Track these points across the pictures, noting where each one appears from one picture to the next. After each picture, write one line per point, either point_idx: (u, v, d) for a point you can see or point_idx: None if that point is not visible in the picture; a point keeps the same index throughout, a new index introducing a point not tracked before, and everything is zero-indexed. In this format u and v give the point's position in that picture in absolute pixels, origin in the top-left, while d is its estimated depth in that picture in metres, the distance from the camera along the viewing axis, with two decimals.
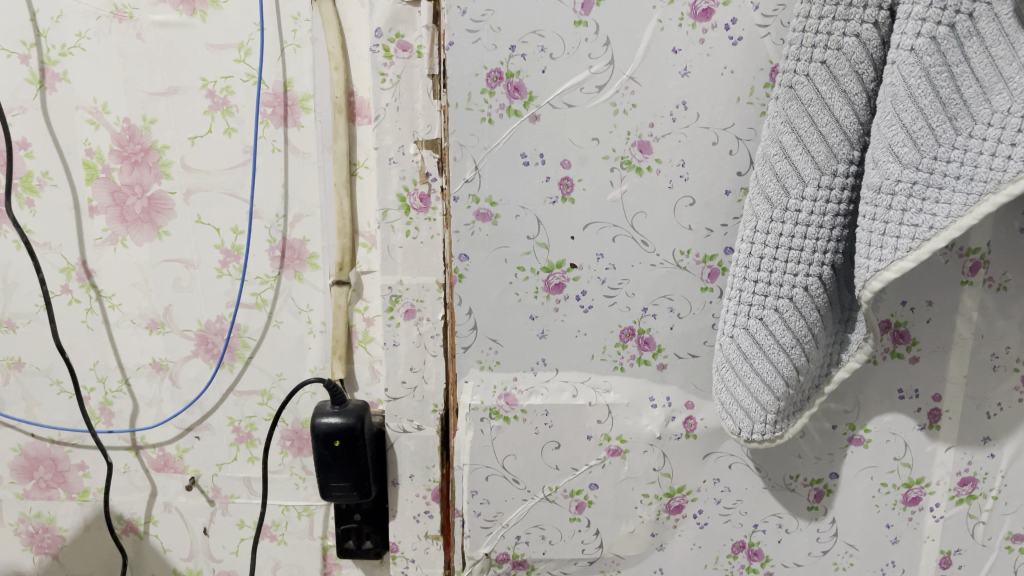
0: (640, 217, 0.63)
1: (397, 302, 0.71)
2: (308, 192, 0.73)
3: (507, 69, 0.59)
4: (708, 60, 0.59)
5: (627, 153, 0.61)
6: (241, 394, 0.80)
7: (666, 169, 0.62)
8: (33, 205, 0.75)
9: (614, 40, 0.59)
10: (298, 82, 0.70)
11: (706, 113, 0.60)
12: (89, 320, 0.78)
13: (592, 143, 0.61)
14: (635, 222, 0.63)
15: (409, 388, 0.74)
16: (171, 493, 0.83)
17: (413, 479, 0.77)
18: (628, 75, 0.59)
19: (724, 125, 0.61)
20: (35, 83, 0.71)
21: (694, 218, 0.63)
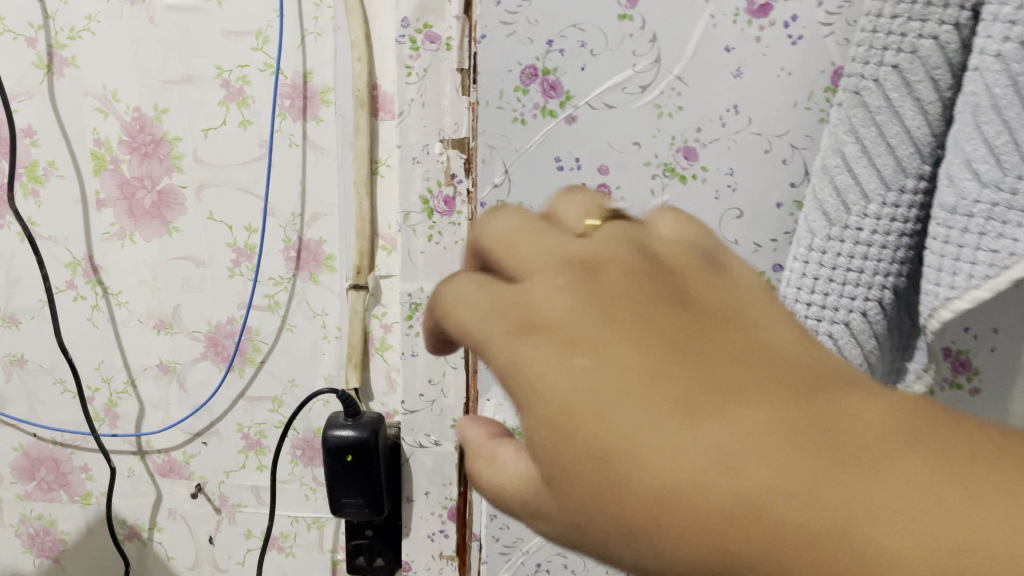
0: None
1: (417, 311, 0.68)
2: (326, 190, 0.69)
3: (543, 66, 0.54)
4: (763, 61, 0.53)
5: (670, 159, 0.56)
6: (251, 399, 0.76)
7: (713, 178, 0.56)
8: (38, 196, 0.71)
9: (661, 36, 0.53)
10: (318, 74, 0.66)
11: (758, 118, 0.55)
12: (95, 318, 0.74)
13: (632, 148, 0.56)
14: None
15: (427, 401, 0.70)
16: (176, 500, 0.80)
17: (428, 496, 0.73)
18: (675, 75, 0.54)
19: (778, 132, 0.55)
20: (43, 67, 0.67)
21: (742, 231, 0.57)
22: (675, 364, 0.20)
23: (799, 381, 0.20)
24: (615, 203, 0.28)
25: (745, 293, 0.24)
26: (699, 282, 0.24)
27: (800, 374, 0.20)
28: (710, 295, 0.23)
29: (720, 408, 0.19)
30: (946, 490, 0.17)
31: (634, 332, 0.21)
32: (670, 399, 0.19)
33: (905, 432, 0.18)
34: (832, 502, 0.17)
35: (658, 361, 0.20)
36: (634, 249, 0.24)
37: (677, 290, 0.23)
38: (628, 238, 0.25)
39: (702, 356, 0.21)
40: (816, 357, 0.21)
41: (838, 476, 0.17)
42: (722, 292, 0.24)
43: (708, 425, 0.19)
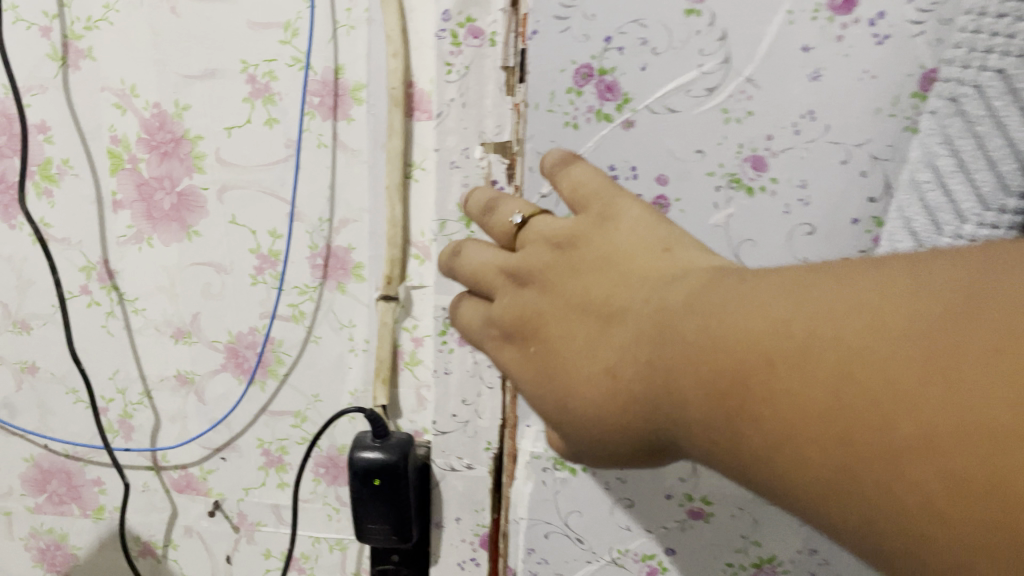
0: (747, 245, 0.53)
1: (452, 326, 0.63)
2: (356, 194, 0.64)
3: (599, 65, 0.49)
4: (846, 63, 0.47)
5: (737, 170, 0.51)
6: (273, 414, 0.71)
7: (783, 190, 0.51)
8: (52, 195, 0.67)
9: (733, 33, 0.48)
10: (350, 69, 0.61)
11: (837, 124, 0.48)
12: (110, 325, 0.70)
13: (695, 156, 0.51)
14: (742, 252, 0.53)
15: (460, 423, 0.65)
16: (192, 517, 0.76)
17: (459, 522, 0.69)
18: (746, 77, 0.48)
19: (858, 140, 0.48)
20: (58, 60, 0.63)
21: (814, 249, 0.52)
22: (589, 319, 0.31)
23: (677, 323, 0.26)
24: (517, 215, 0.38)
25: (631, 244, 0.32)
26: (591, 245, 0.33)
27: (688, 320, 0.26)
28: (610, 254, 0.32)
29: (622, 341, 0.29)
30: (868, 338, 0.21)
31: (581, 313, 0.31)
32: (604, 358, 0.29)
33: (764, 346, 0.23)
34: (742, 417, 0.23)
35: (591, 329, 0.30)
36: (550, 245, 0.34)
37: (586, 261, 0.32)
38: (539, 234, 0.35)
39: (624, 313, 0.29)
40: (690, 290, 0.27)
41: (815, 412, 0.21)
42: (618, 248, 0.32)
43: (630, 374, 0.28)
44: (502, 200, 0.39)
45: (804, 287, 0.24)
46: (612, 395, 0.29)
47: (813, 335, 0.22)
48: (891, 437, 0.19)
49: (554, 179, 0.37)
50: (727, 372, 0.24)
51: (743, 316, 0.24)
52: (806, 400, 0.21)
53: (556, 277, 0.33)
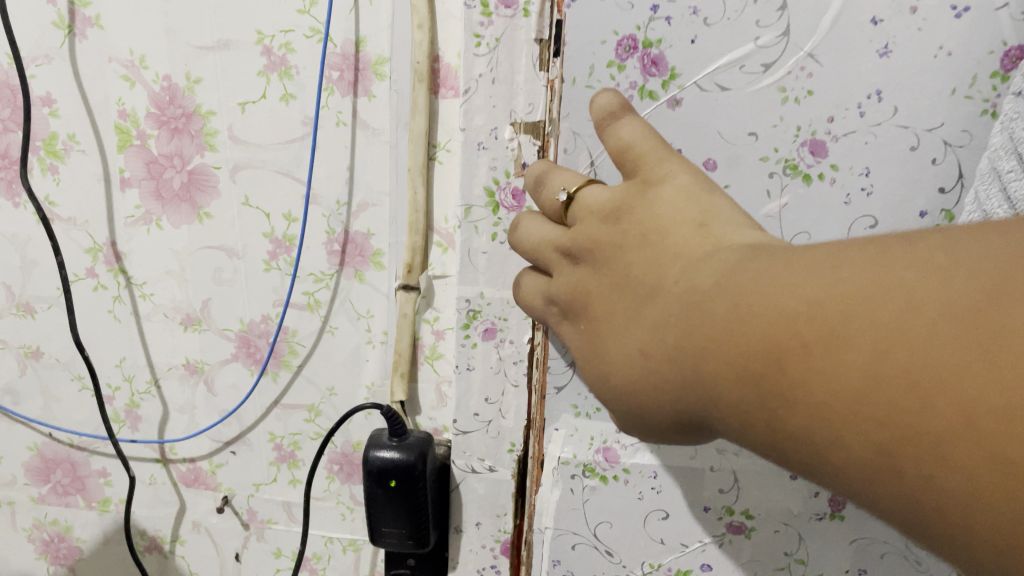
0: (802, 238, 0.47)
1: (475, 320, 0.58)
2: (377, 176, 0.60)
3: (644, 37, 0.44)
4: (917, 36, 0.41)
5: (794, 156, 0.45)
6: (286, 407, 0.68)
7: (844, 179, 0.45)
8: (57, 172, 0.63)
9: (794, 4, 0.42)
10: (372, 42, 0.57)
11: (908, 105, 0.43)
12: (116, 310, 0.67)
13: (747, 140, 0.46)
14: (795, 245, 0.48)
15: (482, 422, 0.61)
16: (200, 512, 0.73)
17: (479, 527, 0.65)
18: (806, 52, 0.43)
19: (930, 124, 0.43)
20: (63, 27, 0.59)
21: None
22: (625, 297, 0.28)
23: (709, 303, 0.24)
24: (563, 190, 0.34)
25: (667, 209, 0.28)
26: (628, 217, 0.29)
27: (720, 299, 0.23)
28: (650, 225, 0.28)
29: (650, 323, 0.26)
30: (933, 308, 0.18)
31: (616, 292, 0.29)
32: (637, 339, 0.27)
33: (799, 328, 0.21)
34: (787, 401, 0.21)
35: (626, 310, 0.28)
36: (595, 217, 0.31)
37: (627, 233, 0.29)
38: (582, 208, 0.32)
39: (657, 289, 0.27)
40: (727, 265, 0.24)
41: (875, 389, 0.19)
42: (651, 215, 0.28)
43: (661, 359, 0.25)
44: (556, 171, 0.35)
45: (859, 262, 0.20)
46: (643, 380, 0.26)
47: (857, 318, 0.20)
48: (951, 436, 0.17)
49: (601, 135, 0.32)
50: (766, 359, 0.21)
51: (780, 294, 0.22)
52: (854, 392, 0.19)
53: (603, 253, 0.30)
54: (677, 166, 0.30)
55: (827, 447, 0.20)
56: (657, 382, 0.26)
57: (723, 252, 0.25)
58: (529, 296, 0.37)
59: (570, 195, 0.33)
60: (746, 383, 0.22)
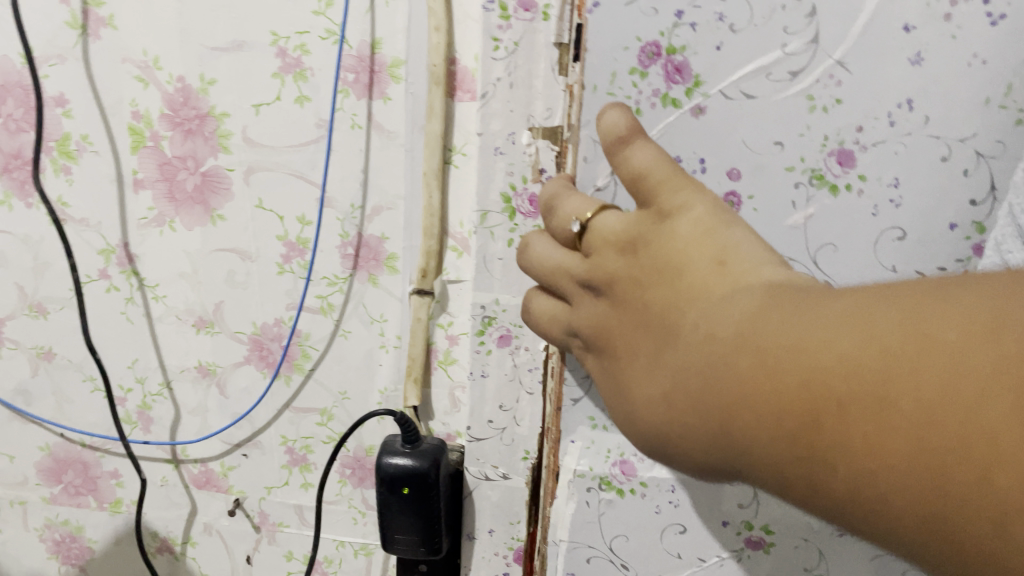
0: (827, 250, 0.45)
1: (490, 326, 0.58)
2: (392, 180, 0.60)
3: (668, 44, 0.42)
4: (950, 44, 0.40)
5: (820, 166, 0.43)
6: (298, 411, 0.67)
7: (872, 190, 0.43)
8: (69, 173, 0.63)
9: (823, 10, 0.40)
10: (388, 44, 0.56)
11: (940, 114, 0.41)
12: (129, 312, 0.66)
13: (774, 149, 0.43)
14: (820, 257, 0.46)
15: (497, 429, 0.61)
16: (212, 514, 0.72)
17: (492, 534, 0.64)
18: (836, 60, 0.41)
19: (962, 134, 0.41)
20: (77, 28, 0.59)
21: (902, 257, 0.45)
22: (647, 337, 0.28)
23: (734, 353, 0.24)
24: (576, 220, 0.34)
25: (686, 245, 0.28)
26: (646, 253, 0.29)
27: (745, 354, 0.23)
28: (672, 260, 0.28)
29: (674, 369, 0.26)
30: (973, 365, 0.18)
31: (639, 331, 0.29)
32: (660, 383, 0.27)
33: (832, 388, 0.20)
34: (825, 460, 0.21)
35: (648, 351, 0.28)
36: (613, 248, 0.31)
37: (647, 270, 0.29)
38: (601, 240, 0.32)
39: (677, 331, 0.27)
40: (746, 309, 0.24)
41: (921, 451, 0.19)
42: (670, 252, 0.28)
43: (684, 408, 0.25)
44: (567, 196, 0.36)
45: (885, 316, 0.20)
46: (666, 426, 0.26)
47: (890, 376, 0.19)
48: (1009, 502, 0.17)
49: (612, 161, 0.32)
50: (800, 418, 0.21)
51: (807, 348, 0.21)
52: (896, 454, 0.19)
53: (624, 289, 0.30)
54: (694, 194, 0.30)
55: (869, 505, 0.20)
56: (680, 429, 0.26)
57: (744, 295, 0.25)
58: (548, 322, 0.38)
59: (584, 225, 0.33)
60: (776, 440, 0.22)
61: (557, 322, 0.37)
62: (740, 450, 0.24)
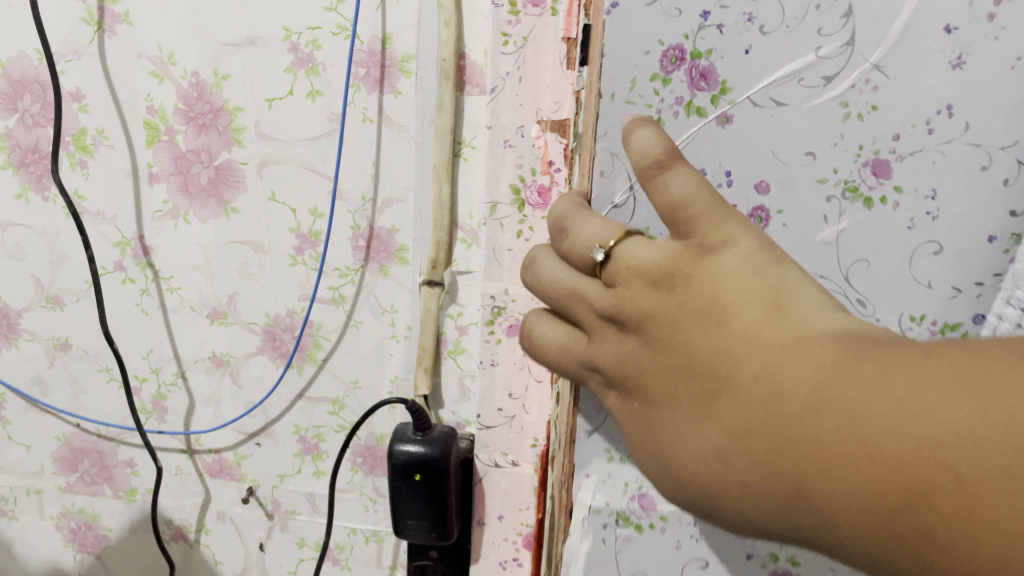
0: None
1: (500, 316, 0.59)
2: (402, 173, 0.61)
3: (692, 47, 0.35)
4: (993, 48, 0.33)
5: (855, 176, 0.36)
6: (310, 400, 0.69)
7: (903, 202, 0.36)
8: (86, 167, 0.64)
9: (861, 8, 0.34)
10: (398, 39, 0.57)
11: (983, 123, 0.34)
12: (144, 304, 0.68)
13: (803, 160, 0.36)
14: None
15: (506, 417, 0.62)
16: (225, 502, 0.73)
17: (501, 521, 0.65)
18: (872, 63, 0.34)
19: (1003, 141, 0.34)
20: (93, 24, 0.60)
21: (938, 271, 0.37)
22: (692, 383, 0.26)
23: (806, 413, 0.22)
24: (599, 248, 0.30)
25: (735, 281, 0.26)
26: (687, 293, 0.26)
27: (820, 411, 0.22)
28: (720, 302, 0.25)
29: (731, 425, 0.24)
30: None
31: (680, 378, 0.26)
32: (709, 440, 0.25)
33: (925, 461, 0.20)
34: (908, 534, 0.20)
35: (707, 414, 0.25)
36: (642, 281, 0.28)
37: (688, 311, 0.26)
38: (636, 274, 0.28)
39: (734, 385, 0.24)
40: (812, 363, 0.23)
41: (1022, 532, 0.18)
42: (720, 290, 0.26)
43: (746, 471, 0.23)
44: (585, 219, 0.31)
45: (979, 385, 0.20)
46: (714, 484, 0.24)
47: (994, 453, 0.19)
48: None
49: (646, 187, 0.27)
50: (884, 489, 0.20)
51: (894, 415, 0.20)
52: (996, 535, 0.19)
53: (658, 328, 0.27)
54: (735, 224, 0.26)
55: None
56: (742, 489, 0.24)
57: (812, 344, 0.23)
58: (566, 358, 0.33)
59: (608, 252, 0.29)
60: (859, 506, 0.21)
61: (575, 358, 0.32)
62: (802, 515, 0.22)
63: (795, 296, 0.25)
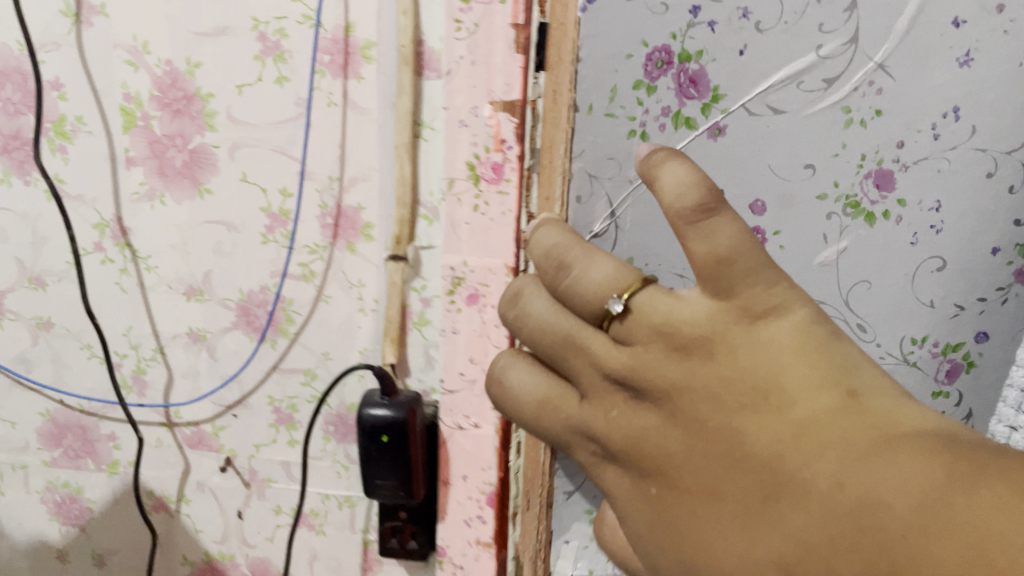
0: (860, 285, 0.56)
1: (460, 286, 0.64)
2: (365, 154, 0.65)
3: (684, 53, 0.51)
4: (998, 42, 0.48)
5: (855, 193, 0.53)
6: (284, 372, 0.72)
7: (911, 216, 0.53)
8: (65, 152, 0.67)
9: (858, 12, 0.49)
10: (360, 27, 0.61)
11: (983, 127, 0.50)
12: (123, 282, 0.71)
13: (805, 171, 0.53)
14: (854, 290, 0.56)
15: (468, 382, 0.66)
16: (204, 473, 0.77)
17: (466, 481, 0.69)
18: (876, 65, 0.50)
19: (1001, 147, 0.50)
20: (71, 16, 0.63)
21: (939, 288, 0.55)
22: (737, 477, 0.34)
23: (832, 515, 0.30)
24: (616, 299, 0.38)
25: (780, 359, 0.33)
26: (722, 364, 0.34)
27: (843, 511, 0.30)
28: (755, 390, 0.34)
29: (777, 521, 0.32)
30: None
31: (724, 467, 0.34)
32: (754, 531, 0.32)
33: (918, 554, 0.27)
34: None
35: (753, 475, 0.33)
36: (668, 347, 0.36)
37: (731, 386, 0.34)
38: (662, 334, 0.36)
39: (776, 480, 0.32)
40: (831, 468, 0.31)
41: None
42: (763, 368, 0.33)
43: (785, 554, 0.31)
44: (591, 261, 0.40)
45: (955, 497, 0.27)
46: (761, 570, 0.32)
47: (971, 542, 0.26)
48: None
49: (686, 227, 0.34)
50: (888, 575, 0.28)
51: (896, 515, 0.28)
52: None
53: (693, 404, 0.35)
54: (783, 289, 0.34)
55: None
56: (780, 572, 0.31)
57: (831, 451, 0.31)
58: (551, 412, 0.42)
59: (626, 302, 0.38)
60: None
61: (558, 414, 0.42)
62: None
63: (857, 374, 0.33)
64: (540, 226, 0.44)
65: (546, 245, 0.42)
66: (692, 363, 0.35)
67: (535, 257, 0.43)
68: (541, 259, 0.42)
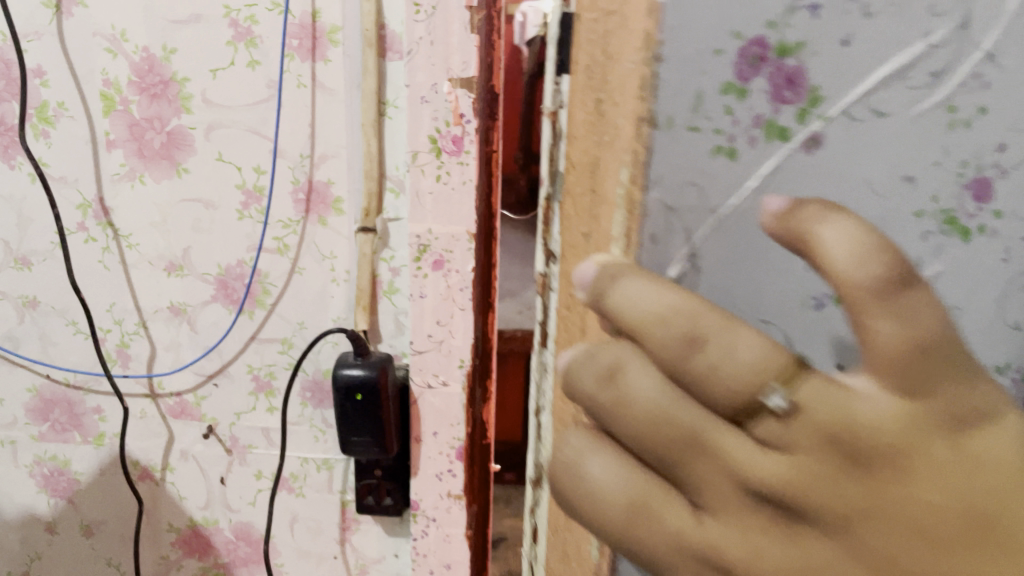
0: None
1: (426, 252, 0.69)
2: (334, 131, 0.69)
3: None
4: None
5: None
6: (261, 341, 0.77)
7: None
8: (48, 136, 0.71)
9: None
10: (326, 13, 0.65)
11: None
12: (106, 260, 0.75)
13: None
14: None
15: (435, 342, 0.72)
16: (188, 441, 0.81)
17: (436, 437, 0.75)
18: None
19: None
20: (52, 7, 0.67)
21: None
22: None
23: None
24: (774, 386, 0.25)
25: (1003, 481, 0.24)
26: (911, 480, 0.24)
27: None
28: (976, 524, 0.24)
29: None
30: None
31: None
32: None
33: None
34: None
35: None
36: (853, 460, 0.24)
37: (948, 516, 0.24)
38: (832, 440, 0.24)
39: None
40: None
41: None
42: (986, 490, 0.24)
43: None
44: (732, 333, 0.26)
45: None
46: None
47: None
48: None
49: (884, 305, 0.23)
50: None
51: None
52: None
53: (888, 542, 0.24)
54: (987, 389, 0.25)
55: None
56: None
57: None
58: (642, 527, 0.27)
59: (787, 394, 0.25)
60: None
61: (651, 533, 0.27)
62: None
63: None
64: (613, 266, 0.30)
65: (639, 295, 0.28)
66: (873, 477, 0.24)
67: (621, 305, 0.28)
68: (643, 315, 0.27)
